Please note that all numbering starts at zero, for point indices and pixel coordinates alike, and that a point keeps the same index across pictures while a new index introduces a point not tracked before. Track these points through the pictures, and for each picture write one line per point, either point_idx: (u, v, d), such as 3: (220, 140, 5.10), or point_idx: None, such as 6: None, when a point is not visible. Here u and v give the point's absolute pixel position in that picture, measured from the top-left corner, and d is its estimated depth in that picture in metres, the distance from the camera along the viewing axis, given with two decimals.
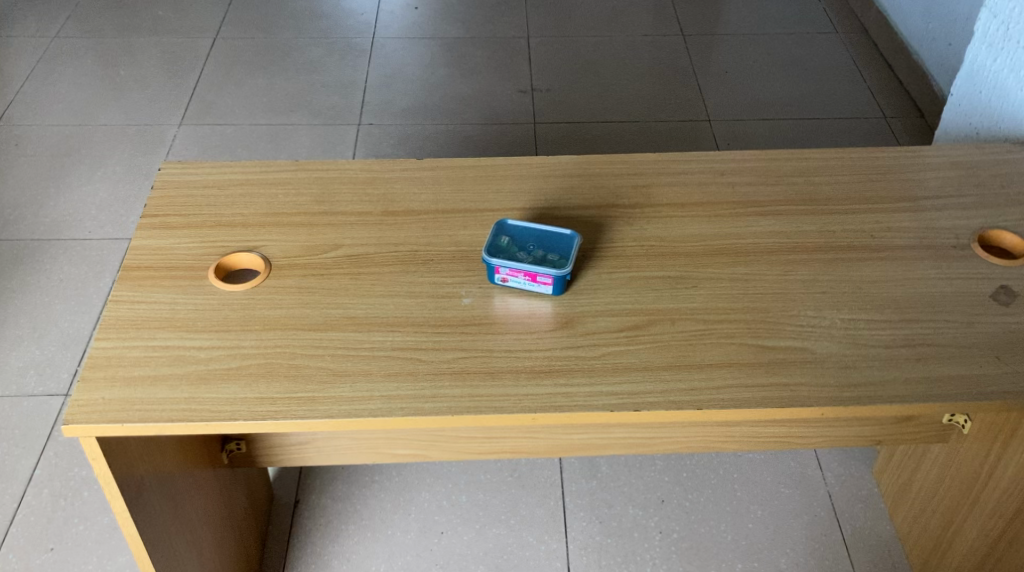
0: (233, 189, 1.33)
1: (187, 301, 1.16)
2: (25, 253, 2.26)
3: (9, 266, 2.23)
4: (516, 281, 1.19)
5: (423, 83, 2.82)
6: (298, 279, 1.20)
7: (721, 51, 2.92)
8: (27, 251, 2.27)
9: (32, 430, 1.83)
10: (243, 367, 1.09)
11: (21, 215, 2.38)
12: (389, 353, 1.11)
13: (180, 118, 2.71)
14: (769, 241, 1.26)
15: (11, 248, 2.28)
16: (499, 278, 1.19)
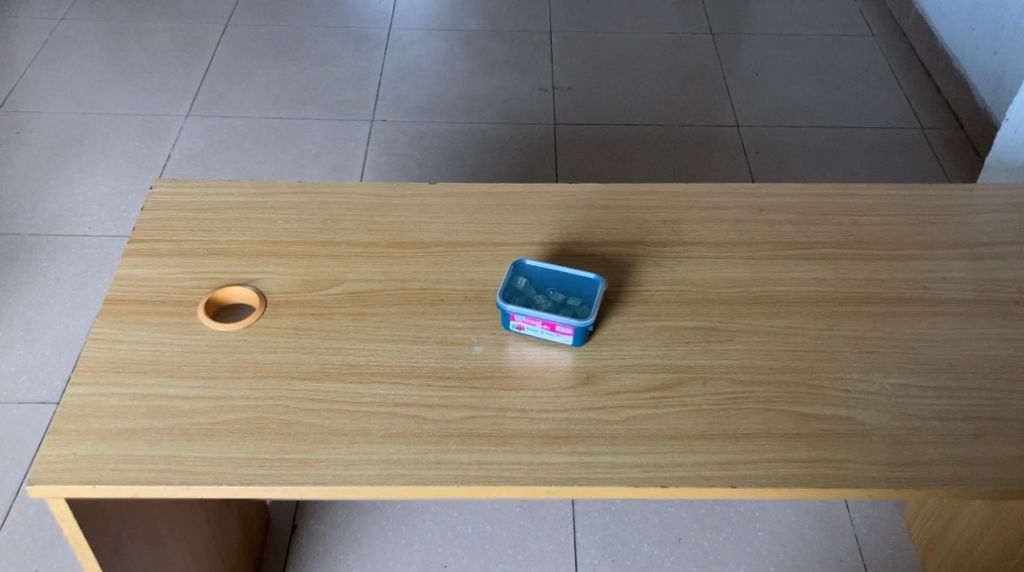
0: (229, 212, 1.23)
1: (173, 341, 1.06)
2: (21, 249, 2.17)
3: (5, 262, 2.14)
4: (531, 329, 1.08)
5: (440, 77, 2.70)
6: (295, 318, 1.10)
7: (752, 52, 2.78)
8: (24, 247, 2.17)
9: (21, 440, 1.75)
10: (230, 421, 0.99)
11: (19, 209, 2.28)
12: (392, 409, 1.01)
13: (187, 109, 2.60)
14: (812, 291, 1.15)
15: (7, 243, 2.18)
16: (513, 326, 1.09)
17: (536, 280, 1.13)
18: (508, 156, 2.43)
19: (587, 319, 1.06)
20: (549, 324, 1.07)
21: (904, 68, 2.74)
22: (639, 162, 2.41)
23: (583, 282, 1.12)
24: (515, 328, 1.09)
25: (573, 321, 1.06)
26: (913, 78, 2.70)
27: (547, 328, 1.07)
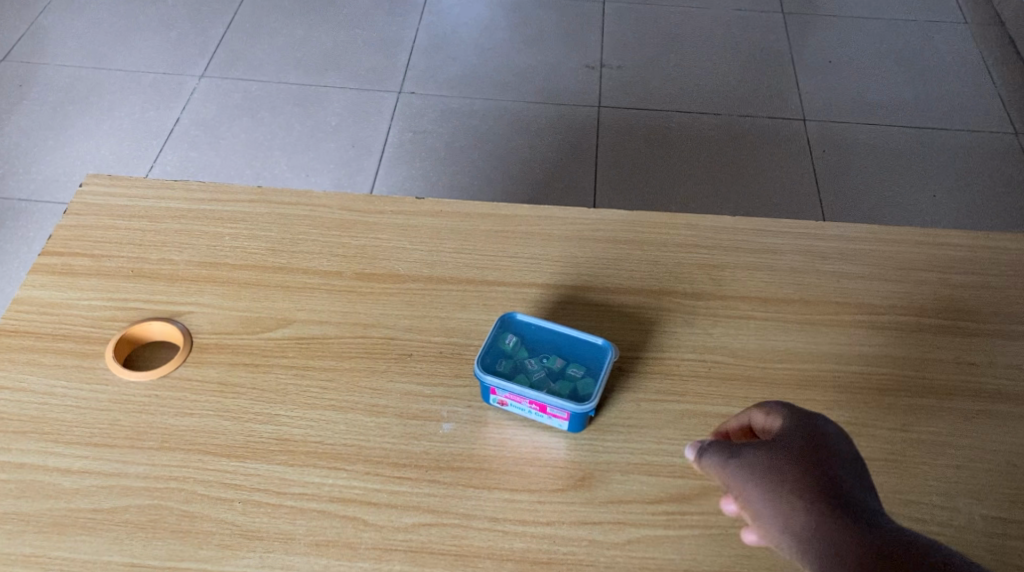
0: (168, 222, 1.01)
1: (69, 392, 0.85)
2: (9, 215, 1.95)
3: None
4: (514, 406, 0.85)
5: (479, 47, 2.34)
6: (224, 369, 0.88)
7: (831, 33, 2.38)
8: (12, 213, 1.95)
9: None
10: (118, 509, 0.77)
11: (10, 169, 2.04)
12: (325, 507, 0.79)
13: (203, 70, 2.28)
14: (881, 375, 0.91)
15: None
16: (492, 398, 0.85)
17: (530, 338, 0.89)
18: (545, 140, 2.10)
19: (589, 404, 0.82)
20: (539, 404, 0.83)
21: (998, 61, 2.30)
22: (689, 159, 2.05)
23: (591, 348, 0.88)
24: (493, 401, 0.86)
25: (569, 406, 0.82)
26: (1010, 74, 2.26)
27: (535, 408, 0.84)
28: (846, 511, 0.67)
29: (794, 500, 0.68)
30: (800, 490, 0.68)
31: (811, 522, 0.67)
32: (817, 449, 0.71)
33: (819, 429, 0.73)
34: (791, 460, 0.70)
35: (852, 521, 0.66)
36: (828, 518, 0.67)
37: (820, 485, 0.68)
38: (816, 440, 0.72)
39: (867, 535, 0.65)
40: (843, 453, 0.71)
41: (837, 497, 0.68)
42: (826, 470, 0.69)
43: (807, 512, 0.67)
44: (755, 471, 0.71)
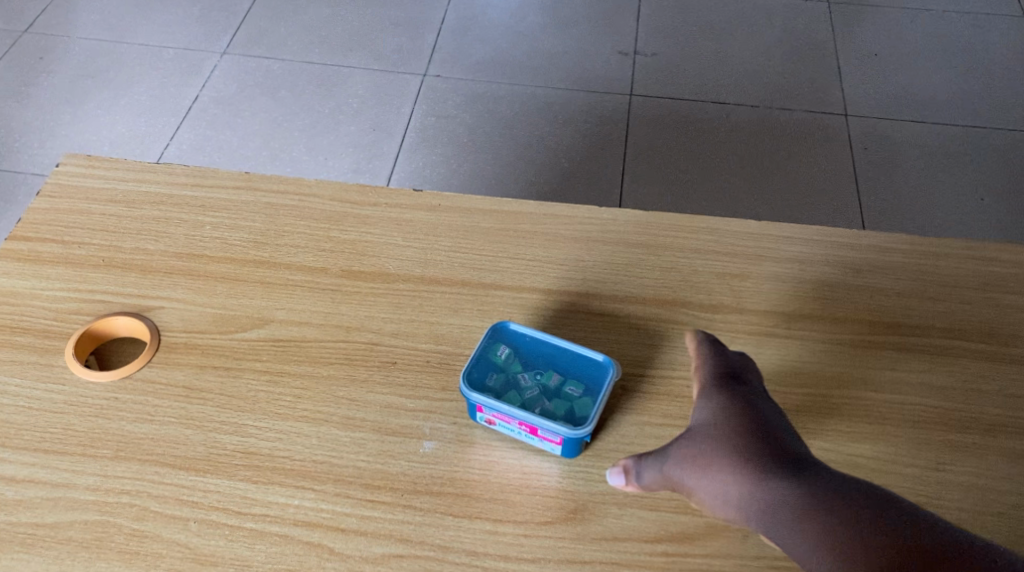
0: (146, 208, 0.94)
1: (21, 392, 0.79)
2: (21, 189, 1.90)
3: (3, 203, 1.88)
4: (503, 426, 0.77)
5: (508, 30, 2.25)
6: (191, 372, 0.81)
7: (880, 24, 2.25)
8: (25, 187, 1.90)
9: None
10: (61, 525, 0.71)
11: (26, 142, 1.99)
12: (288, 531, 0.72)
13: (225, 46, 2.21)
14: (916, 406, 0.81)
15: (9, 181, 1.91)
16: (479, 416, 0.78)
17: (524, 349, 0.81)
18: (572, 128, 2.01)
19: (585, 429, 0.74)
20: (530, 426, 0.75)
21: None
22: (722, 154, 1.94)
23: (592, 364, 0.79)
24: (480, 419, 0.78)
25: (563, 431, 0.74)
26: None
27: (525, 430, 0.76)
28: (782, 471, 0.67)
29: (730, 475, 0.69)
30: (733, 463, 0.69)
31: (747, 491, 0.68)
32: (737, 417, 0.71)
33: (732, 395, 0.73)
34: (715, 437, 0.71)
35: (790, 478, 0.67)
36: (768, 483, 0.67)
37: (748, 451, 0.69)
38: (733, 410, 0.72)
39: (809, 487, 0.66)
40: (760, 412, 0.72)
41: (770, 457, 0.68)
42: (748, 434, 0.70)
43: (748, 481, 0.68)
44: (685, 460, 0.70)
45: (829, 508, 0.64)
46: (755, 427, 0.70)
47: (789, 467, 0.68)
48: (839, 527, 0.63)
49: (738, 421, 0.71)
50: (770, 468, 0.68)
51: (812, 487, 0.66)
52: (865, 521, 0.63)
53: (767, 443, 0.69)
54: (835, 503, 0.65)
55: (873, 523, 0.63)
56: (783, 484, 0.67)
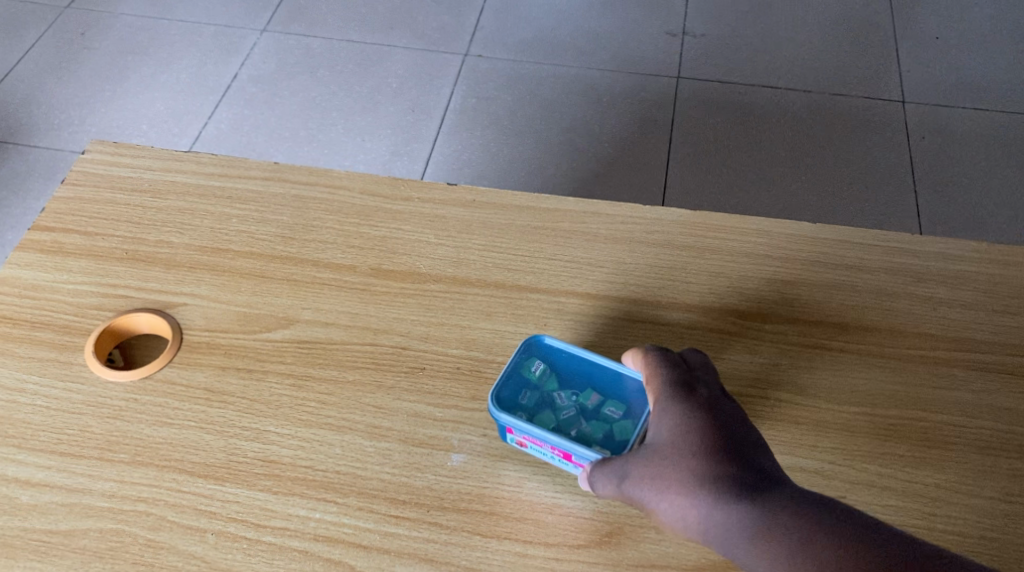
0: (172, 199, 0.91)
1: (38, 390, 0.76)
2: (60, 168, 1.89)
3: (42, 182, 1.87)
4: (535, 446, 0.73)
5: (554, 8, 2.18)
6: (213, 374, 0.78)
7: (944, 4, 2.15)
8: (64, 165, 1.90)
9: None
10: (74, 533, 0.69)
11: (66, 120, 1.98)
12: (308, 546, 0.68)
13: (265, 23, 2.18)
14: (981, 430, 0.76)
15: (49, 160, 1.91)
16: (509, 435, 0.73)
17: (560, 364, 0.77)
18: (617, 112, 1.95)
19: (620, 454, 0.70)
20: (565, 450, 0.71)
21: None
22: (773, 140, 1.87)
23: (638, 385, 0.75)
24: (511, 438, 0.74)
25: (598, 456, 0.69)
26: None
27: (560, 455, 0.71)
28: (738, 490, 0.62)
29: (677, 495, 0.64)
30: (684, 484, 0.63)
31: (709, 516, 0.62)
32: (688, 430, 0.65)
33: (684, 401, 0.67)
34: (661, 452, 0.65)
35: (747, 500, 0.62)
36: (722, 506, 0.62)
37: (707, 470, 0.63)
38: (681, 418, 0.66)
39: (765, 510, 0.61)
40: (719, 421, 0.66)
41: (729, 476, 0.63)
42: (708, 450, 0.64)
43: (706, 504, 0.62)
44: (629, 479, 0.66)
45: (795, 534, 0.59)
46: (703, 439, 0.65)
47: (745, 486, 0.63)
48: (801, 555, 0.59)
49: (686, 433, 0.65)
50: (720, 488, 0.62)
51: (770, 510, 0.61)
52: (823, 546, 0.58)
53: (720, 458, 0.64)
54: (801, 528, 0.60)
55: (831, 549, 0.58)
56: (735, 505, 0.62)
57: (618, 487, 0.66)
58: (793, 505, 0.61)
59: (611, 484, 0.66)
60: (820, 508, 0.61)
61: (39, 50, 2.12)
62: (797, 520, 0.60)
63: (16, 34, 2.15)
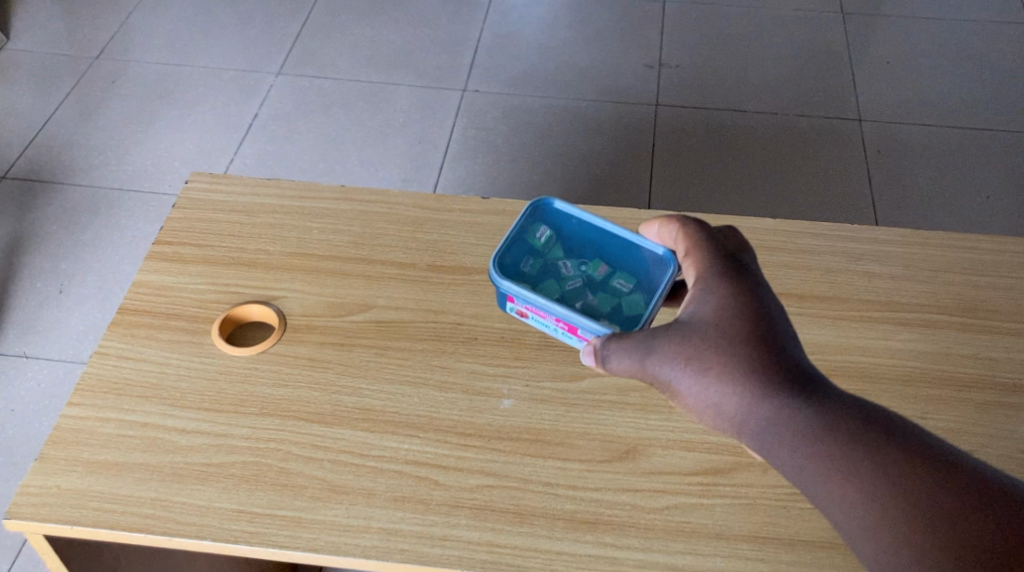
0: (263, 216, 1.13)
1: (180, 364, 0.98)
2: (103, 203, 2.08)
3: (86, 216, 2.05)
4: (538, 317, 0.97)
5: (542, 47, 2.44)
6: (313, 348, 1.00)
7: (889, 34, 2.43)
8: (106, 201, 2.08)
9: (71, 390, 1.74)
10: (225, 465, 0.90)
11: (104, 159, 2.17)
12: (402, 468, 0.91)
13: (279, 66, 2.40)
14: (906, 368, 0.99)
15: (91, 197, 2.09)
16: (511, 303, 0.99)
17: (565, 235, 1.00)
18: (604, 137, 2.19)
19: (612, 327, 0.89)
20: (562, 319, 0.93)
21: None
22: (744, 158, 2.12)
23: (633, 250, 0.97)
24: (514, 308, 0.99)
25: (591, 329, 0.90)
26: None
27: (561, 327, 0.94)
28: (772, 372, 0.73)
29: (715, 369, 0.74)
30: (722, 360, 0.74)
31: (741, 387, 0.73)
32: (732, 316, 0.76)
33: (731, 292, 0.78)
34: (695, 327, 0.76)
35: (780, 382, 0.72)
36: (755, 382, 0.73)
37: (747, 350, 0.74)
38: (724, 300, 0.77)
39: (793, 393, 0.72)
40: (762, 311, 0.76)
41: (766, 359, 0.73)
42: (750, 334, 0.74)
43: (741, 378, 0.73)
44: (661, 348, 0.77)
45: (819, 418, 0.71)
46: (738, 320, 0.75)
47: (779, 370, 0.73)
48: (821, 435, 0.70)
49: (730, 317, 0.76)
50: (756, 368, 0.73)
51: (798, 396, 0.72)
52: (835, 426, 0.70)
53: (759, 343, 0.74)
54: (825, 416, 0.71)
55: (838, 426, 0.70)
56: (767, 385, 0.72)
57: (647, 354, 0.77)
58: (819, 395, 0.72)
59: (642, 351, 0.78)
60: (842, 403, 0.72)
61: (74, 97, 2.31)
62: (819, 408, 0.71)
63: (51, 83, 2.35)
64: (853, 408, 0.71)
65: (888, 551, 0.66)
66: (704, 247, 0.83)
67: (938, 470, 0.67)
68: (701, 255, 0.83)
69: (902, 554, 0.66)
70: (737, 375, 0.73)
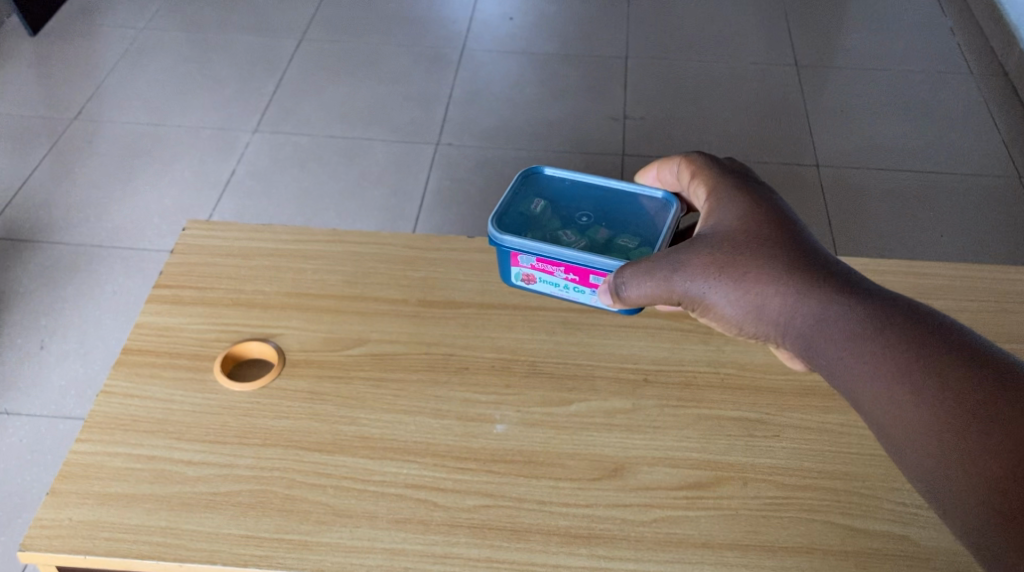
0: (259, 259, 1.18)
1: (184, 400, 1.02)
2: (82, 260, 2.09)
3: (66, 273, 2.06)
4: (544, 278, 1.07)
5: (511, 102, 2.53)
6: (312, 381, 1.05)
7: (840, 86, 2.57)
8: (86, 258, 2.09)
9: (56, 448, 1.74)
10: (231, 494, 0.94)
11: (83, 218, 2.19)
12: (402, 491, 0.95)
13: (255, 124, 2.46)
14: None
15: (70, 254, 2.10)
16: (516, 270, 1.08)
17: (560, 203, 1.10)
18: None
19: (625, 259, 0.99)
20: (571, 268, 1.03)
21: (998, 112, 2.50)
22: None
23: (622, 207, 1.10)
24: (519, 273, 1.08)
25: (605, 266, 0.99)
26: (1008, 125, 2.45)
27: (571, 279, 1.04)
28: (785, 259, 0.86)
29: (734, 262, 0.87)
30: (740, 255, 0.87)
31: (758, 273, 0.86)
32: (748, 223, 0.90)
33: (747, 207, 0.92)
34: (714, 236, 0.90)
35: (792, 266, 0.85)
36: (770, 268, 0.86)
37: (762, 245, 0.87)
38: (741, 213, 0.92)
39: (803, 274, 0.84)
40: (774, 217, 0.90)
41: (779, 250, 0.87)
42: (764, 234, 0.88)
43: (758, 266, 0.86)
44: (681, 264, 0.89)
45: (825, 289, 0.83)
46: (750, 233, 0.89)
47: (791, 258, 0.86)
48: (827, 303, 0.82)
49: (746, 223, 0.90)
50: (771, 257, 0.86)
51: (808, 275, 0.84)
52: (841, 295, 0.82)
53: (773, 240, 0.88)
54: (832, 289, 0.83)
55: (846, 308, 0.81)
56: (780, 269, 0.85)
57: (667, 271, 0.89)
58: (826, 274, 0.84)
59: (662, 269, 0.90)
60: (847, 280, 0.84)
61: (51, 158, 2.35)
62: (827, 283, 0.83)
63: (28, 144, 2.38)
64: (856, 283, 0.83)
65: (890, 387, 0.76)
66: (717, 180, 0.98)
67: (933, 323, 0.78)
68: (719, 182, 0.97)
69: (903, 389, 0.75)
70: (751, 267, 0.86)
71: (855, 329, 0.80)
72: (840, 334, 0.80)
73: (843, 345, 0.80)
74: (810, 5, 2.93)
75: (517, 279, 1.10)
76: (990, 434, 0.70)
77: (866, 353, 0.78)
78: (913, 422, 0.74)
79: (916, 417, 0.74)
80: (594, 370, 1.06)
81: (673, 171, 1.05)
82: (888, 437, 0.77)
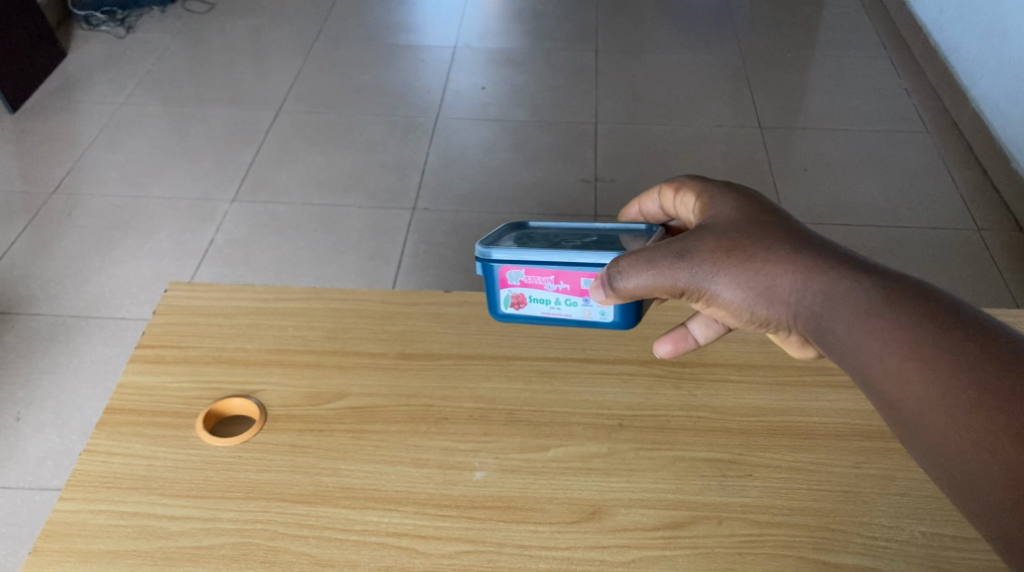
0: (240, 317, 1.21)
1: (166, 457, 1.03)
2: (59, 331, 2.09)
3: (43, 343, 2.07)
4: (534, 296, 1.09)
5: (483, 167, 2.60)
6: (293, 435, 1.06)
7: (802, 147, 2.66)
8: (63, 328, 2.10)
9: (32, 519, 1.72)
10: (214, 548, 0.96)
11: (61, 289, 2.21)
12: (383, 540, 0.97)
13: (233, 194, 2.50)
14: (840, 423, 1.08)
15: (48, 324, 2.11)
16: (505, 292, 1.10)
17: (549, 239, 1.09)
18: None
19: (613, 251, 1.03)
20: (562, 276, 1.06)
21: (955, 167, 2.59)
22: None
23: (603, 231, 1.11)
24: (508, 296, 1.10)
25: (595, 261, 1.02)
26: (965, 179, 2.55)
27: (562, 287, 1.07)
28: (785, 245, 0.91)
29: (738, 250, 0.92)
30: (744, 244, 0.92)
31: (763, 259, 0.91)
32: (746, 216, 0.95)
33: (742, 202, 0.97)
34: (716, 229, 0.95)
35: (793, 251, 0.90)
36: (774, 254, 0.91)
37: (762, 234, 0.92)
38: (737, 208, 0.97)
39: (805, 257, 0.90)
40: (770, 210, 0.96)
41: (780, 237, 0.92)
42: (762, 224, 0.94)
43: (762, 252, 0.91)
44: (682, 254, 0.93)
45: (827, 269, 0.88)
46: (751, 223, 0.94)
47: (791, 244, 0.91)
48: (832, 282, 0.87)
49: (744, 216, 0.95)
50: (773, 243, 0.91)
51: (810, 258, 0.89)
52: (844, 274, 0.87)
53: (772, 228, 0.93)
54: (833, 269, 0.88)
55: (848, 285, 0.86)
56: (783, 255, 0.90)
57: (667, 260, 0.93)
58: (826, 256, 0.89)
59: (663, 258, 0.93)
60: (846, 260, 0.89)
61: (29, 232, 2.37)
62: (828, 265, 0.88)
63: (5, 220, 2.40)
64: (854, 263, 0.88)
65: (898, 358, 0.80)
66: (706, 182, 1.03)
67: (931, 294, 0.83)
68: (710, 184, 1.02)
69: (910, 359, 0.80)
70: (755, 253, 0.91)
71: (858, 304, 0.84)
72: (846, 311, 0.85)
73: (852, 324, 0.84)
74: (772, 69, 3.05)
75: (506, 305, 1.11)
76: (992, 401, 0.74)
77: (870, 327, 0.83)
78: (923, 392, 0.78)
79: (919, 386, 0.79)
80: (571, 417, 1.09)
81: (654, 201, 1.10)
82: (896, 408, 0.81)
